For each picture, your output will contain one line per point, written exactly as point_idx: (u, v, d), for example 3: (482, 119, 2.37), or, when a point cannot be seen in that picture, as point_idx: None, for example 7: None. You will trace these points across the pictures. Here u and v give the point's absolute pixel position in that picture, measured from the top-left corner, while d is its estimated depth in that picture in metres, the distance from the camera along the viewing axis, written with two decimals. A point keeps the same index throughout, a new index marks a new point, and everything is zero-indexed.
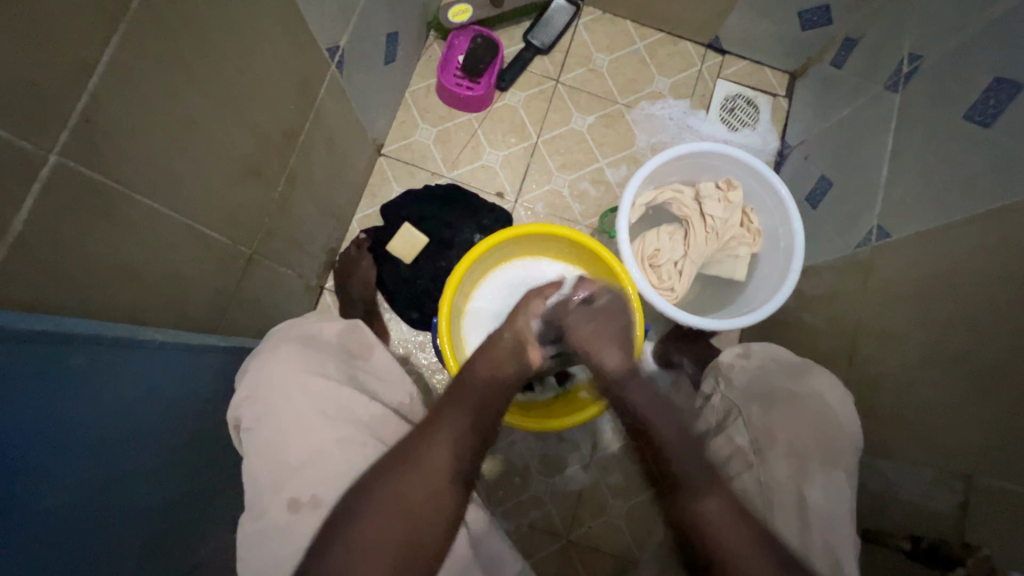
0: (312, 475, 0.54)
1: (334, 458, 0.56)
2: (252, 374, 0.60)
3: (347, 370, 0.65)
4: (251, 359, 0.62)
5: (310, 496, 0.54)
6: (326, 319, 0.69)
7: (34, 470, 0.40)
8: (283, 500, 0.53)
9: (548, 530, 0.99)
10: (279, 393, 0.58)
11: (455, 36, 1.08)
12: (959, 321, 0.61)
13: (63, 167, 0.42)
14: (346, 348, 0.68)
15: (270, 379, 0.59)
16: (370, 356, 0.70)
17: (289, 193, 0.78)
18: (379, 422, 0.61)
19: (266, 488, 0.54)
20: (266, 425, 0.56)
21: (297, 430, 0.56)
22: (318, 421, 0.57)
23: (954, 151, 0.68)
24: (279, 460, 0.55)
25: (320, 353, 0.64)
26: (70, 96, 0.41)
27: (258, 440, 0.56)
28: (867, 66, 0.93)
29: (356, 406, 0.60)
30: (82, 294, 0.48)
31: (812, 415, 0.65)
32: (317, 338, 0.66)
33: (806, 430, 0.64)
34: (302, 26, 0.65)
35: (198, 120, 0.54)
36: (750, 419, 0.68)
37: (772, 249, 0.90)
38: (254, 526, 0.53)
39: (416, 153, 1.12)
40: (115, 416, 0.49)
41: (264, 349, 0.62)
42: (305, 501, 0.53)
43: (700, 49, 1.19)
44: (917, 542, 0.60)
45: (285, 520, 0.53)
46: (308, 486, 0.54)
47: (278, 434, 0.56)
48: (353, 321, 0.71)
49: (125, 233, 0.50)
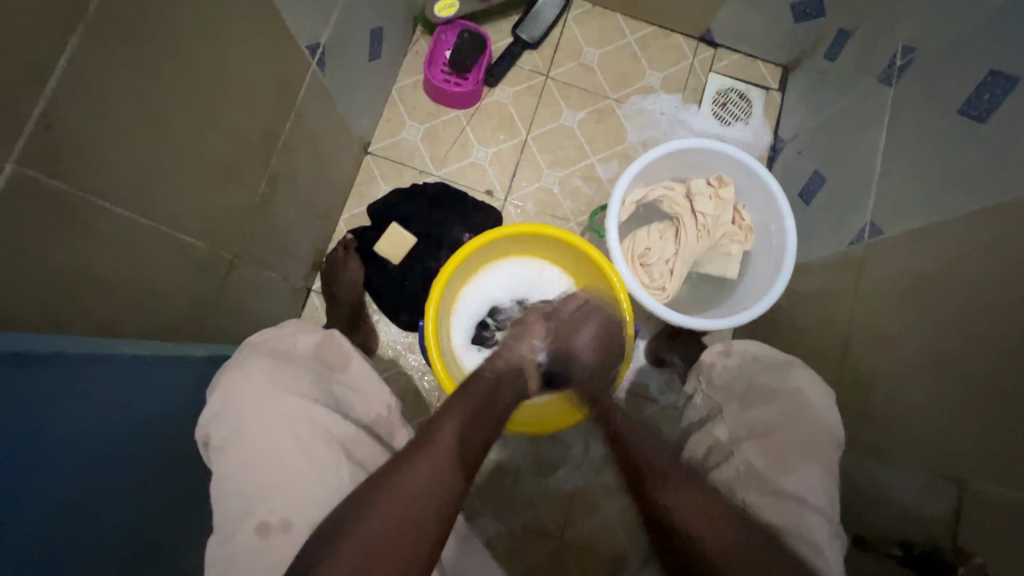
0: (280, 498, 0.53)
1: (303, 481, 0.54)
2: (220, 394, 0.58)
3: (321, 385, 0.63)
4: (221, 377, 0.60)
5: (281, 520, 0.53)
6: (299, 329, 0.68)
7: (2, 492, 0.39)
8: (251, 525, 0.52)
9: (540, 531, 0.98)
10: (250, 415, 0.56)
11: (442, 31, 1.06)
12: (952, 322, 0.60)
13: (22, 176, 0.40)
14: (321, 360, 0.67)
15: (239, 401, 0.57)
16: (348, 367, 0.68)
17: (270, 195, 0.76)
18: (352, 443, 0.60)
19: (241, 502, 0.53)
20: (236, 445, 0.55)
21: (264, 454, 0.55)
22: (287, 443, 0.56)
23: (948, 147, 0.67)
24: (250, 481, 0.54)
25: (292, 368, 0.62)
26: (25, 102, 0.39)
27: (235, 453, 0.55)
28: (861, 59, 0.91)
29: (328, 424, 0.59)
30: (47, 306, 0.46)
31: (792, 412, 0.64)
32: (290, 352, 0.65)
33: (787, 430, 0.63)
34: (279, 24, 0.64)
35: (170, 123, 0.53)
36: (726, 416, 0.68)
37: (764, 247, 0.89)
38: (225, 548, 0.52)
39: (404, 151, 1.10)
40: (88, 434, 0.47)
41: (233, 364, 0.61)
42: (274, 525, 0.52)
43: (692, 42, 1.17)
44: (909, 548, 0.59)
45: (255, 544, 0.52)
46: (280, 510, 0.53)
47: (250, 457, 0.55)
48: (330, 331, 0.69)
49: (93, 243, 0.49)
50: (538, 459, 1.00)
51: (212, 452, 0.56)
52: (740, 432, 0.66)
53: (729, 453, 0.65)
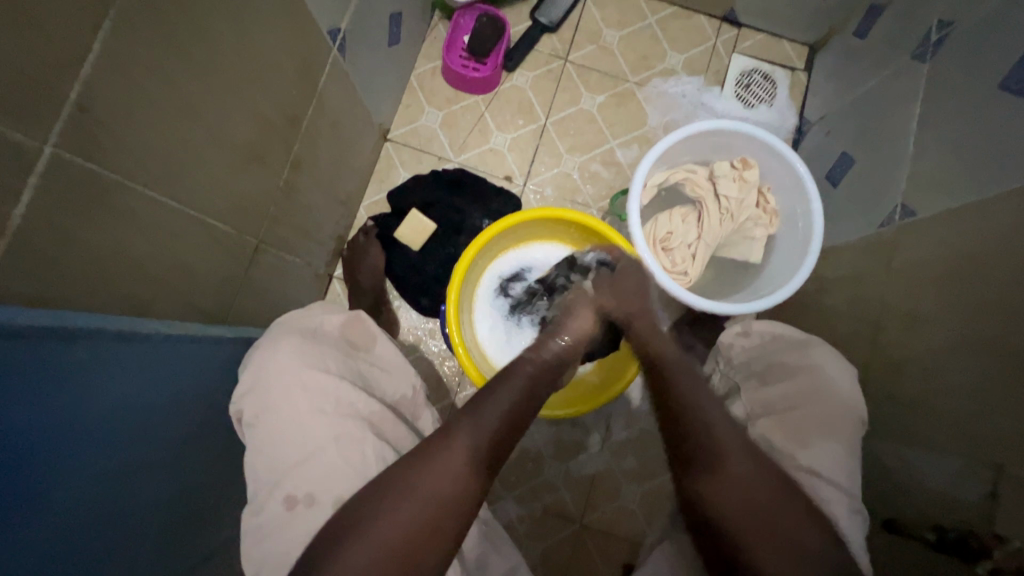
0: (307, 473, 0.54)
1: (330, 455, 0.55)
2: (250, 372, 0.60)
3: (348, 362, 0.64)
4: (252, 353, 0.62)
5: (306, 493, 0.54)
6: (327, 310, 0.69)
7: (42, 464, 0.40)
8: (278, 497, 0.54)
9: (562, 515, 0.99)
10: (279, 394, 0.57)
11: (459, 16, 1.04)
12: (989, 304, 0.58)
13: (59, 158, 0.41)
14: (348, 340, 0.68)
15: (270, 376, 0.58)
16: (373, 347, 0.69)
17: (293, 180, 0.77)
18: (380, 418, 0.61)
19: (265, 474, 0.55)
20: (265, 420, 0.57)
21: (293, 429, 0.56)
22: (316, 418, 0.57)
23: (988, 124, 0.64)
24: (279, 455, 0.55)
25: (321, 346, 0.63)
26: (61, 89, 0.40)
27: (260, 430, 0.57)
28: (893, 35, 0.88)
29: (356, 401, 0.60)
30: (84, 286, 0.47)
31: (809, 389, 0.63)
32: (317, 330, 0.65)
33: (813, 405, 0.62)
34: (302, 8, 0.64)
35: (197, 109, 0.53)
36: (747, 393, 0.68)
37: (791, 230, 0.87)
38: (256, 519, 0.54)
39: (423, 137, 1.10)
40: (124, 411, 0.49)
41: (263, 342, 0.62)
42: (300, 498, 0.53)
43: (715, 22, 1.14)
44: (941, 531, 0.59)
45: (281, 516, 0.53)
46: (306, 483, 0.54)
47: (276, 434, 0.56)
48: (357, 312, 0.70)
49: (127, 226, 0.50)
50: (559, 444, 1.01)
51: (245, 428, 0.58)
52: (756, 408, 0.66)
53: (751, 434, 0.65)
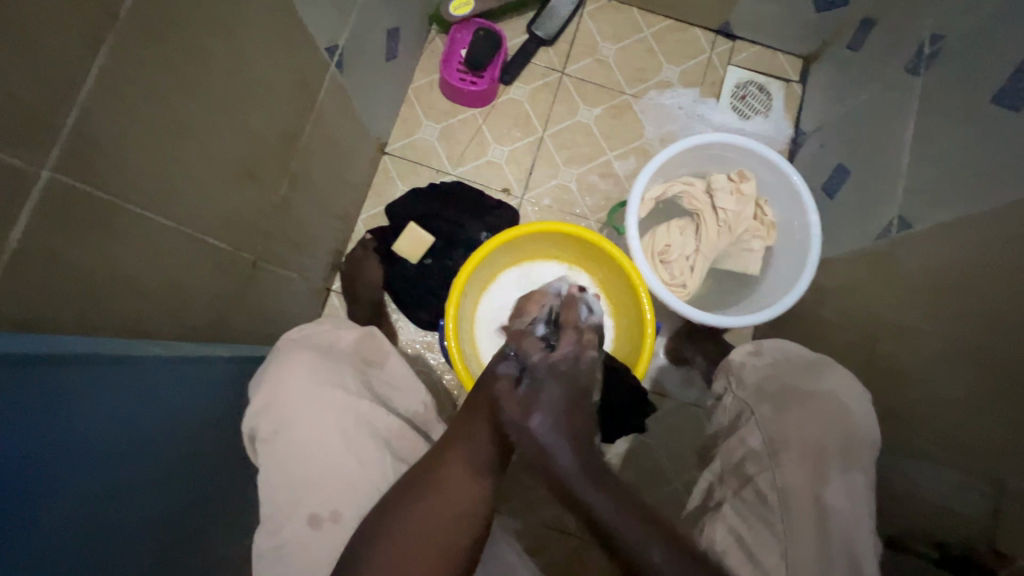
0: (333, 489, 0.54)
1: (353, 470, 0.55)
2: (267, 388, 0.59)
3: (363, 379, 0.64)
4: (265, 369, 0.61)
5: (331, 511, 0.53)
6: (342, 327, 0.69)
7: (37, 491, 0.40)
8: (301, 517, 0.53)
9: (561, 529, 0.98)
10: (297, 408, 0.57)
11: (456, 30, 1.05)
12: (987, 317, 0.58)
13: (56, 182, 0.41)
14: (359, 356, 0.68)
15: (284, 393, 0.58)
16: (386, 362, 0.69)
17: (290, 196, 0.77)
18: (398, 434, 0.61)
19: (283, 500, 0.53)
20: (284, 438, 0.56)
21: (313, 446, 0.55)
22: (336, 434, 0.56)
23: (981, 137, 0.65)
24: (298, 473, 0.54)
25: (336, 362, 0.63)
26: (58, 113, 0.40)
27: (275, 450, 0.55)
28: (886, 48, 0.89)
29: (374, 418, 0.59)
30: (82, 308, 0.47)
31: (824, 414, 0.63)
32: (331, 347, 0.65)
33: (820, 433, 0.62)
34: (298, 25, 0.64)
35: (195, 128, 0.54)
36: (761, 419, 0.66)
37: (788, 242, 0.87)
38: (273, 540, 0.52)
39: (420, 150, 1.10)
40: (122, 434, 0.48)
41: (277, 358, 0.62)
42: (326, 517, 0.53)
43: (709, 35, 1.15)
44: (945, 548, 0.58)
45: (306, 535, 0.52)
46: (332, 502, 0.54)
47: (296, 453, 0.55)
48: (369, 329, 0.70)
49: (122, 247, 0.50)
50: None
51: (258, 445, 0.57)
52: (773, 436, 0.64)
53: (767, 463, 0.63)
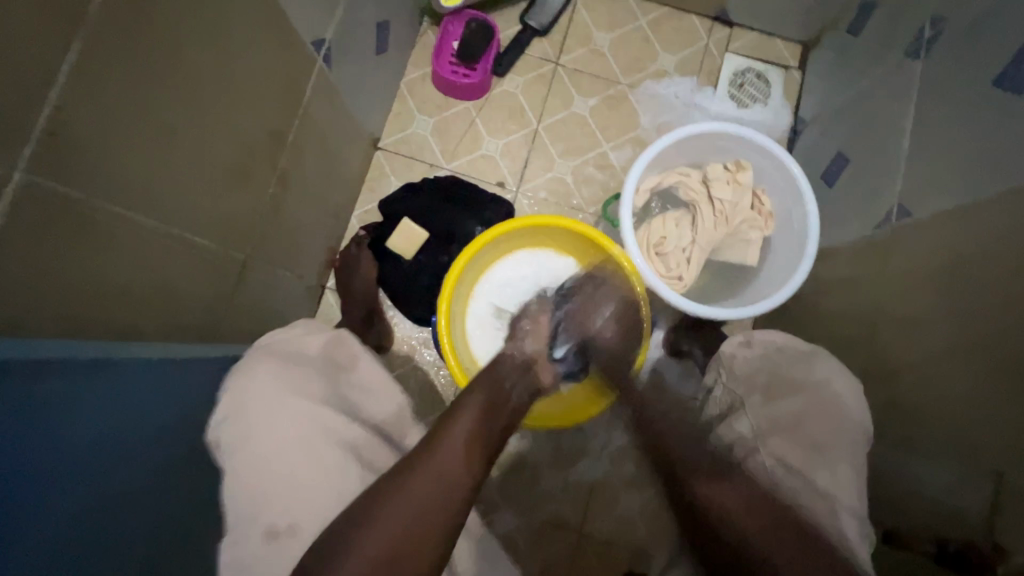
0: (289, 501, 0.52)
1: (314, 483, 0.53)
2: (232, 395, 0.58)
3: (331, 386, 0.63)
4: (230, 378, 0.61)
5: (288, 524, 0.51)
6: (308, 330, 0.68)
7: (20, 497, 0.39)
8: (260, 527, 0.51)
9: (560, 524, 0.98)
10: (262, 416, 0.56)
11: (449, 21, 1.04)
12: (988, 306, 0.57)
13: (31, 184, 0.40)
14: (330, 360, 0.67)
15: (251, 400, 0.57)
16: (355, 368, 0.69)
17: (279, 194, 0.76)
18: (365, 443, 0.60)
19: (250, 506, 0.52)
20: (250, 445, 0.54)
21: (275, 457, 0.54)
22: (299, 445, 0.55)
23: (986, 120, 0.63)
24: (262, 481, 0.53)
25: (300, 368, 0.62)
26: (29, 113, 0.39)
27: (242, 457, 0.54)
28: (886, 32, 0.87)
29: (337, 426, 0.58)
30: (64, 312, 0.46)
31: (818, 405, 0.62)
32: (300, 352, 0.65)
33: (817, 422, 0.60)
34: (283, 21, 0.63)
35: (176, 128, 0.53)
36: (750, 408, 0.65)
37: (786, 233, 0.86)
38: (241, 547, 0.51)
39: (414, 145, 1.09)
40: (107, 439, 0.48)
41: (242, 367, 0.61)
42: (282, 529, 0.51)
43: (706, 22, 1.13)
44: (943, 544, 0.57)
45: (262, 548, 0.50)
46: (288, 512, 0.52)
47: (261, 462, 0.54)
48: (339, 332, 0.70)
49: (105, 249, 0.49)
50: (557, 452, 1.00)
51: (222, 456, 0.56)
52: (763, 425, 0.62)
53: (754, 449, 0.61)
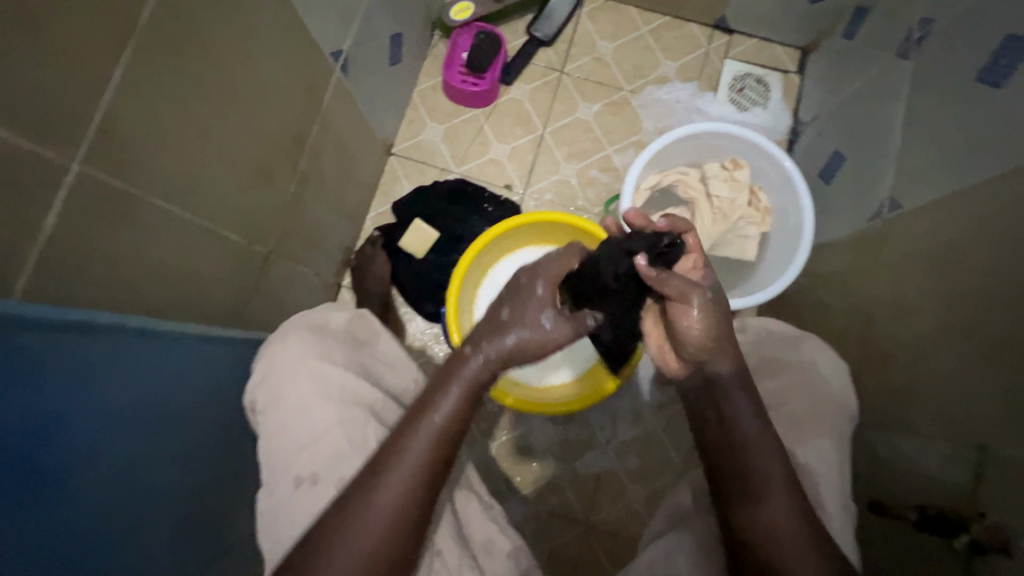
0: (314, 454, 0.58)
1: (334, 439, 0.58)
2: (266, 362, 0.63)
3: (354, 357, 0.66)
4: (264, 348, 0.65)
5: (311, 473, 0.57)
6: (334, 309, 0.70)
7: (70, 450, 0.44)
8: (288, 478, 0.57)
9: (566, 515, 1.00)
10: (291, 381, 0.61)
11: (459, 33, 1.10)
12: (972, 289, 0.59)
13: (86, 175, 0.46)
14: (352, 335, 0.69)
15: (283, 366, 0.62)
16: (377, 343, 0.71)
17: (300, 193, 0.81)
18: (383, 408, 0.63)
19: (277, 464, 0.58)
20: (279, 408, 0.60)
21: (303, 418, 0.59)
22: (322, 406, 0.60)
23: (970, 113, 0.65)
24: (288, 439, 0.59)
25: (326, 340, 0.65)
26: (86, 113, 0.45)
27: (271, 420, 0.60)
28: (879, 35, 0.90)
29: (359, 390, 0.62)
30: (110, 292, 0.52)
31: (801, 384, 0.63)
32: (325, 326, 0.67)
33: (800, 399, 0.62)
34: (305, 33, 0.69)
35: (208, 128, 0.58)
36: None
37: (783, 227, 0.89)
38: (271, 500, 0.57)
39: (426, 150, 1.14)
40: (145, 409, 0.53)
41: (274, 336, 0.65)
42: (306, 478, 0.57)
43: (707, 30, 1.17)
44: (924, 511, 0.59)
45: (290, 495, 0.57)
46: (311, 464, 0.57)
47: (288, 422, 0.59)
48: (361, 311, 0.72)
49: (146, 237, 0.54)
50: (563, 445, 1.02)
51: (258, 416, 0.62)
52: None
53: None
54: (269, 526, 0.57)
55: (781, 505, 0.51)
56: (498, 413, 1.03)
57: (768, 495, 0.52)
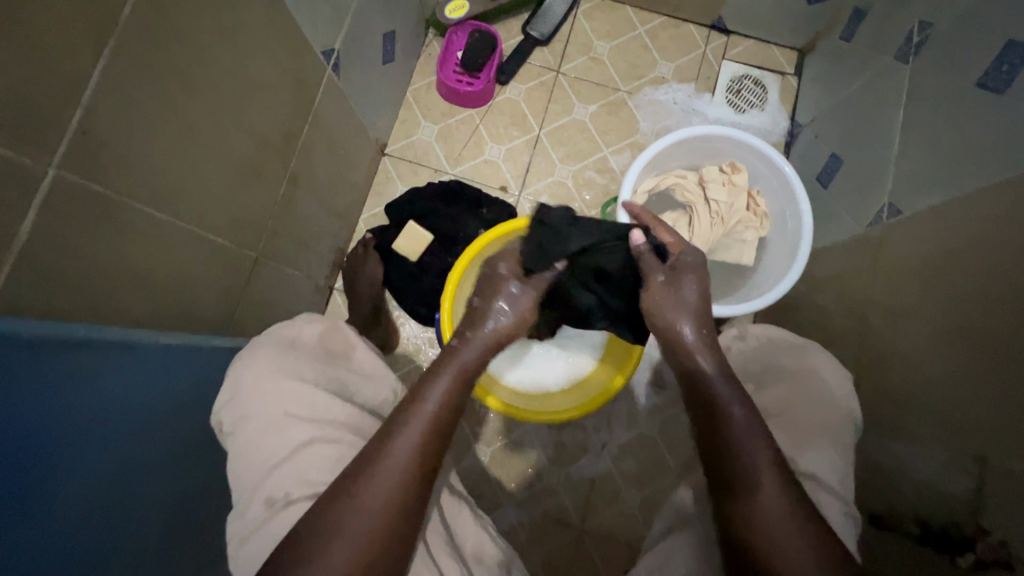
0: (280, 475, 0.56)
1: (301, 459, 0.57)
2: (232, 380, 0.61)
3: (327, 371, 0.64)
4: (234, 364, 0.63)
5: (284, 494, 0.55)
6: (308, 321, 0.69)
7: (47, 468, 0.42)
8: (259, 499, 0.55)
9: (560, 520, 0.99)
10: (257, 399, 0.59)
11: (453, 32, 1.08)
12: (972, 297, 0.58)
13: (63, 180, 0.44)
14: (327, 348, 0.68)
15: (248, 383, 0.60)
16: (353, 355, 0.69)
17: (290, 195, 0.79)
18: (355, 423, 0.62)
19: (249, 484, 0.56)
20: (245, 427, 0.58)
21: (269, 438, 0.58)
22: (289, 425, 0.58)
23: (971, 118, 0.65)
24: (258, 459, 0.57)
25: (296, 355, 0.63)
26: (63, 115, 0.43)
27: (240, 439, 0.58)
28: (877, 37, 0.90)
29: (328, 407, 0.61)
30: (90, 300, 0.50)
31: (803, 391, 0.63)
32: (297, 340, 0.66)
33: (806, 406, 0.61)
34: (295, 30, 0.67)
35: (193, 128, 0.56)
36: None
37: (781, 232, 0.88)
38: (241, 523, 0.55)
39: (419, 150, 1.12)
40: (127, 422, 0.51)
41: (243, 353, 0.63)
42: (279, 499, 0.55)
43: (704, 31, 1.16)
44: (926, 526, 0.59)
45: (262, 517, 0.54)
46: (280, 486, 0.55)
47: (255, 442, 0.57)
48: (335, 322, 0.70)
49: (129, 242, 0.52)
50: (558, 449, 1.01)
51: (226, 436, 0.60)
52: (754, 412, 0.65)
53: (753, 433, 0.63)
54: (241, 549, 0.54)
55: (772, 485, 0.51)
56: (492, 417, 1.02)
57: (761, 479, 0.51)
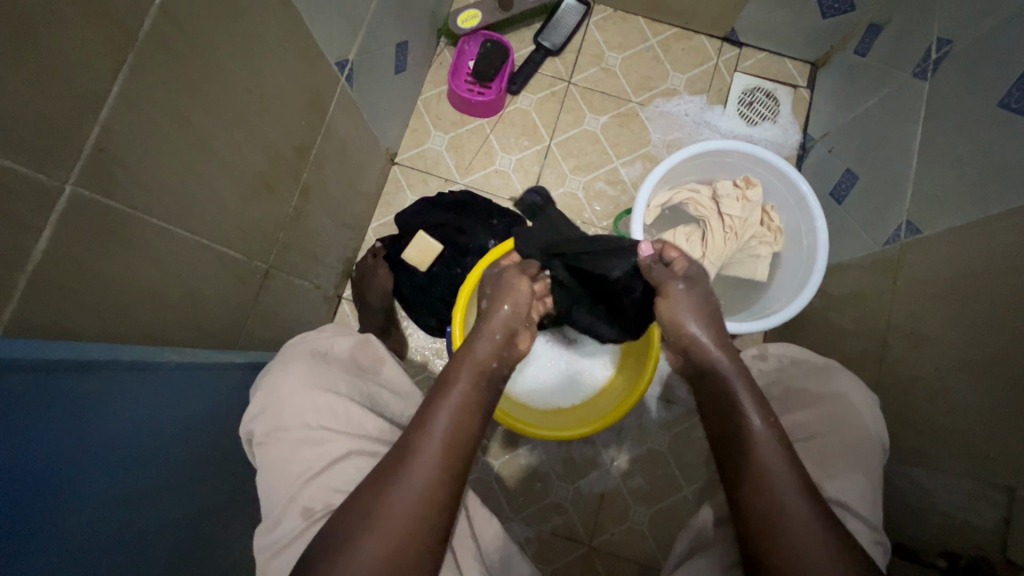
0: (318, 485, 0.55)
1: (339, 470, 0.56)
2: (262, 392, 0.60)
3: (358, 384, 0.64)
4: (263, 375, 0.62)
5: (322, 506, 0.54)
6: (336, 333, 0.69)
7: (61, 491, 0.41)
8: (297, 510, 0.54)
9: (569, 535, 0.98)
10: (292, 410, 0.58)
11: (465, 42, 1.08)
12: (996, 321, 0.58)
13: (79, 197, 0.43)
14: (356, 362, 0.67)
15: (283, 394, 0.59)
16: (380, 370, 0.69)
17: (302, 206, 0.79)
18: (389, 436, 0.61)
19: (282, 496, 0.56)
20: (280, 437, 0.57)
21: (305, 450, 0.57)
22: (324, 438, 0.57)
23: (992, 138, 0.64)
24: (292, 471, 0.56)
25: (330, 368, 0.63)
26: (81, 131, 0.42)
27: (273, 450, 0.57)
28: (894, 53, 0.89)
29: (363, 419, 0.60)
30: (103, 316, 0.49)
31: (833, 416, 0.62)
32: (328, 353, 0.65)
33: (836, 431, 0.60)
34: (310, 42, 0.66)
35: (208, 140, 0.55)
36: None
37: (795, 247, 0.87)
38: (272, 536, 0.54)
39: (430, 160, 1.12)
40: (140, 441, 0.50)
41: (275, 363, 0.62)
42: (318, 510, 0.54)
43: (716, 43, 1.16)
44: (953, 558, 0.58)
45: (298, 527, 0.54)
46: (318, 496, 0.55)
47: (292, 453, 0.57)
48: (364, 337, 0.70)
49: (142, 257, 0.51)
50: (567, 464, 1.00)
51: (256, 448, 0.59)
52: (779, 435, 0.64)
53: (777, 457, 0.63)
54: (274, 563, 0.53)
55: (798, 498, 0.50)
56: (501, 430, 1.01)
57: (780, 486, 0.50)
